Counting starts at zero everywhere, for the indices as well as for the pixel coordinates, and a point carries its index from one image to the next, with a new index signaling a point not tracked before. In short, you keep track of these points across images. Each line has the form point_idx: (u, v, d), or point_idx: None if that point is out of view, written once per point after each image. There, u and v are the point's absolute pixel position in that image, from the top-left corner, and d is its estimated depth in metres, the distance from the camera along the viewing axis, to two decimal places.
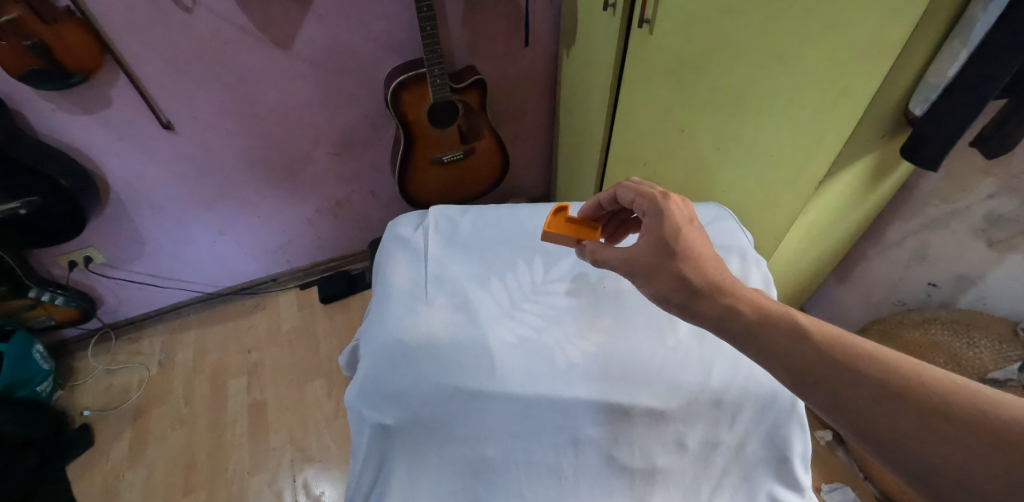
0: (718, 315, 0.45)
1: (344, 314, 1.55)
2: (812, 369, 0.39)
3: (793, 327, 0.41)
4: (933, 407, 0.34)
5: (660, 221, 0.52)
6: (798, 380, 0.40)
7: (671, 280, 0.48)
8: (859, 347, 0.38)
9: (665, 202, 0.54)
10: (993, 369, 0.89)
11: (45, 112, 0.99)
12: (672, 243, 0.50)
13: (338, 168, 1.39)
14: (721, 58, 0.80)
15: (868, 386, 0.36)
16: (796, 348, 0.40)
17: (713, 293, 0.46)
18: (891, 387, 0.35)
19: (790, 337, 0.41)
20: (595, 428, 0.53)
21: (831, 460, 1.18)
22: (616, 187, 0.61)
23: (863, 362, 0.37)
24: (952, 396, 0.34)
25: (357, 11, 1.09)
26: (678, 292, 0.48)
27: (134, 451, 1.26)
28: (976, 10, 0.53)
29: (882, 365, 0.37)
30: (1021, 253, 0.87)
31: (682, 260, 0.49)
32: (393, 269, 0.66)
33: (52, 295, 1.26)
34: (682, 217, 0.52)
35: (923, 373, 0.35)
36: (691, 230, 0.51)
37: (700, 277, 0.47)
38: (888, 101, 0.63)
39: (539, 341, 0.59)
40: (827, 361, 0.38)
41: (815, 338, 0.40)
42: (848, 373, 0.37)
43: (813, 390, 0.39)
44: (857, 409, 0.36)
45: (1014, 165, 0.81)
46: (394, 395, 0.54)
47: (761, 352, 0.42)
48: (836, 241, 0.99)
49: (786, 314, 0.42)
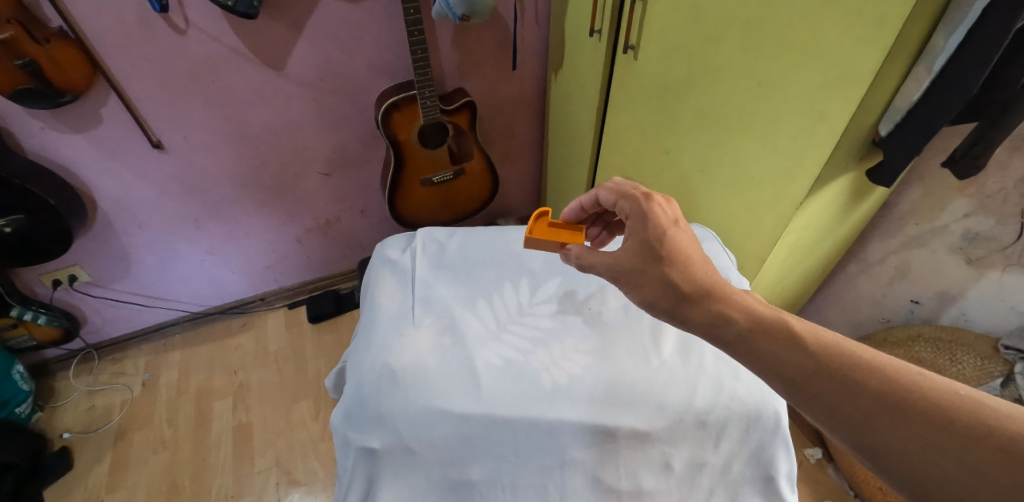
0: (708, 322, 0.46)
1: (333, 334, 1.54)
2: (810, 379, 0.39)
3: (785, 334, 0.42)
4: (939, 422, 0.34)
5: (644, 224, 0.53)
6: (793, 389, 0.40)
7: (658, 286, 0.49)
8: (858, 356, 0.39)
9: (648, 204, 0.55)
10: (977, 385, 0.92)
11: (34, 131, 0.99)
12: (659, 248, 0.51)
13: (328, 187, 1.40)
14: (703, 83, 0.82)
15: (869, 399, 0.37)
16: (791, 358, 0.41)
17: (703, 299, 0.47)
18: (895, 400, 0.36)
19: (786, 345, 0.41)
20: (581, 450, 0.53)
21: (820, 479, 1.18)
22: (600, 189, 0.62)
23: (865, 373, 0.38)
24: (958, 410, 0.34)
25: (350, 34, 1.12)
26: (666, 298, 0.49)
27: (114, 476, 1.23)
28: (941, 39, 0.56)
29: (884, 376, 0.37)
30: (998, 270, 0.90)
31: (670, 265, 0.50)
32: (381, 292, 0.66)
33: (35, 314, 1.23)
34: (667, 218, 0.54)
35: (927, 386, 0.36)
36: (677, 231, 0.52)
37: (688, 283, 0.48)
38: (862, 124, 0.65)
39: (525, 364, 0.58)
40: (825, 370, 0.39)
41: (810, 346, 0.41)
42: (848, 385, 0.38)
43: (811, 399, 0.39)
44: (858, 423, 0.36)
45: (988, 185, 0.84)
46: (380, 417, 0.54)
47: (756, 360, 0.43)
48: (818, 260, 1.01)
49: (779, 320, 0.43)
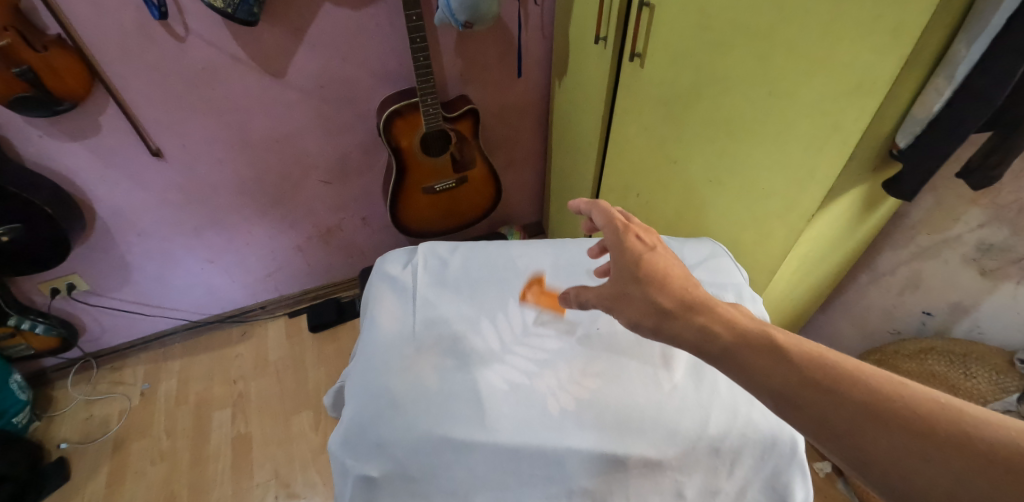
0: (692, 336, 0.44)
1: (334, 343, 1.52)
2: (795, 391, 0.37)
3: (770, 345, 0.40)
4: (922, 430, 0.33)
5: (620, 251, 0.53)
6: (780, 402, 0.38)
7: (642, 305, 0.48)
8: (841, 366, 0.37)
9: (625, 230, 0.54)
10: (993, 400, 0.90)
11: (31, 139, 0.98)
12: (636, 269, 0.50)
13: (329, 195, 1.38)
14: (712, 93, 0.80)
15: (854, 409, 0.35)
16: (776, 370, 0.39)
17: (687, 313, 0.45)
18: (879, 409, 0.34)
19: (770, 357, 0.39)
20: (588, 479, 0.51)
21: (830, 492, 1.16)
22: (593, 209, 0.58)
23: (848, 383, 0.36)
24: (939, 419, 0.33)
25: (351, 41, 1.10)
26: (650, 316, 0.47)
27: (111, 488, 1.21)
28: (961, 48, 0.54)
29: (867, 386, 0.35)
30: (1014, 282, 0.87)
31: (650, 285, 0.49)
32: (381, 309, 0.65)
33: (32, 323, 1.22)
34: (643, 244, 0.53)
35: (909, 394, 0.35)
36: (654, 254, 0.51)
37: (671, 299, 0.47)
38: (876, 134, 0.62)
39: (530, 387, 0.56)
40: (809, 381, 0.37)
41: (795, 357, 0.39)
42: (832, 394, 0.36)
43: (798, 411, 0.37)
44: (843, 434, 0.35)
45: (1003, 196, 0.82)
46: (380, 445, 0.52)
47: (742, 374, 0.40)
48: (829, 272, 0.98)
49: (763, 332, 0.41)
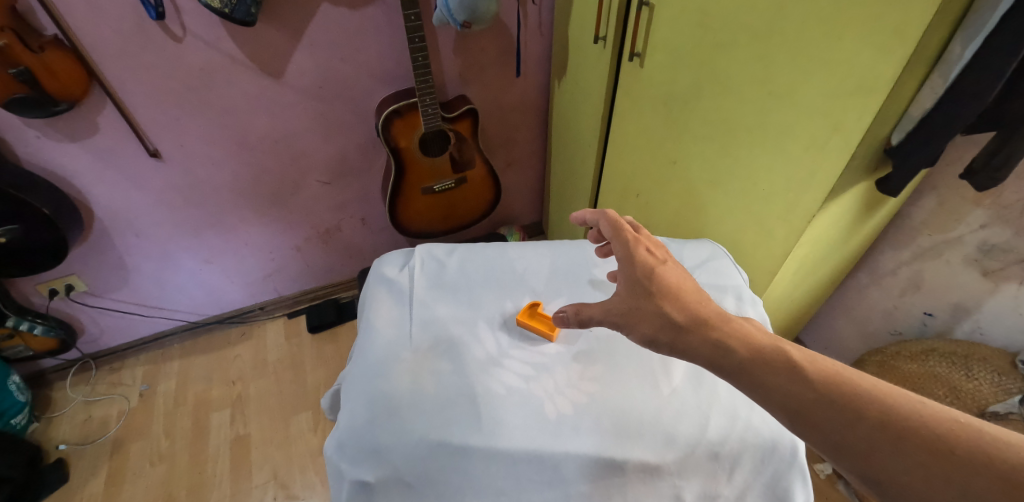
0: (707, 351, 0.43)
1: (334, 344, 1.51)
2: (810, 408, 0.37)
3: (785, 363, 0.40)
4: (939, 451, 0.32)
5: (632, 265, 0.51)
6: (796, 420, 0.38)
7: (654, 320, 0.47)
8: (857, 384, 0.37)
9: (636, 244, 0.53)
10: (994, 402, 0.87)
11: (29, 140, 0.98)
12: (648, 284, 0.49)
13: (327, 196, 1.38)
14: (712, 93, 0.80)
15: (870, 427, 0.35)
16: (792, 387, 0.38)
17: (699, 327, 0.45)
18: (896, 429, 0.34)
19: (785, 374, 0.39)
20: (586, 485, 0.50)
21: (830, 494, 1.15)
22: (601, 217, 0.57)
23: (863, 401, 0.36)
24: (957, 438, 0.32)
25: (349, 41, 1.10)
26: (665, 332, 0.46)
27: (110, 489, 1.20)
28: (957, 47, 0.53)
29: (885, 405, 0.35)
30: (1015, 284, 0.86)
31: (663, 298, 0.48)
32: (378, 312, 0.64)
33: (30, 324, 1.22)
34: (654, 258, 0.52)
35: (927, 413, 0.34)
36: (666, 268, 0.51)
37: (682, 313, 0.46)
38: (878, 134, 0.62)
39: (528, 391, 0.56)
40: (826, 400, 0.37)
41: (811, 376, 0.38)
42: (849, 412, 0.36)
43: (814, 430, 0.37)
44: (860, 454, 0.35)
45: (1005, 197, 0.81)
46: (376, 450, 0.51)
47: (756, 389, 0.40)
48: (830, 273, 0.98)
49: (777, 348, 0.41)
